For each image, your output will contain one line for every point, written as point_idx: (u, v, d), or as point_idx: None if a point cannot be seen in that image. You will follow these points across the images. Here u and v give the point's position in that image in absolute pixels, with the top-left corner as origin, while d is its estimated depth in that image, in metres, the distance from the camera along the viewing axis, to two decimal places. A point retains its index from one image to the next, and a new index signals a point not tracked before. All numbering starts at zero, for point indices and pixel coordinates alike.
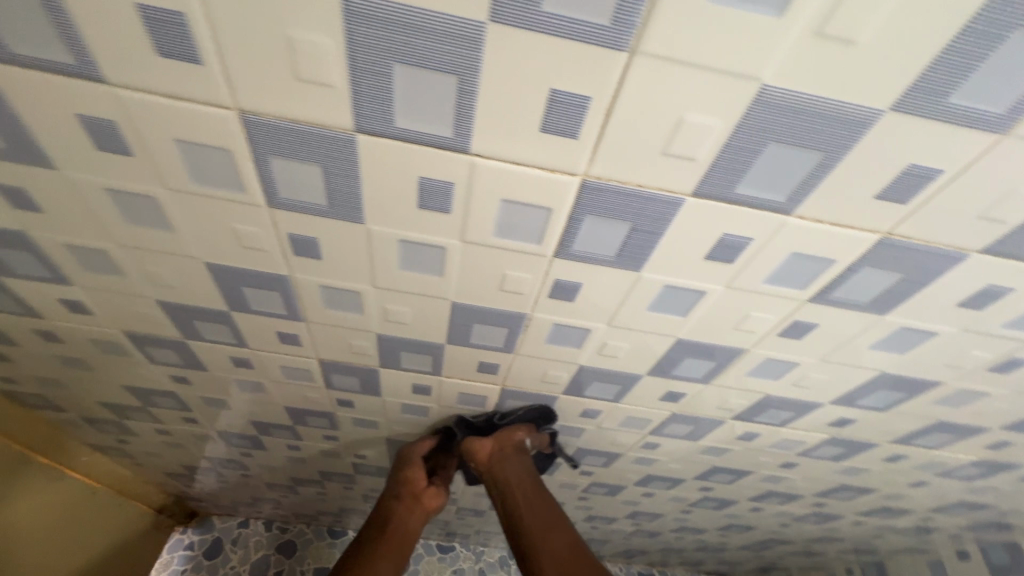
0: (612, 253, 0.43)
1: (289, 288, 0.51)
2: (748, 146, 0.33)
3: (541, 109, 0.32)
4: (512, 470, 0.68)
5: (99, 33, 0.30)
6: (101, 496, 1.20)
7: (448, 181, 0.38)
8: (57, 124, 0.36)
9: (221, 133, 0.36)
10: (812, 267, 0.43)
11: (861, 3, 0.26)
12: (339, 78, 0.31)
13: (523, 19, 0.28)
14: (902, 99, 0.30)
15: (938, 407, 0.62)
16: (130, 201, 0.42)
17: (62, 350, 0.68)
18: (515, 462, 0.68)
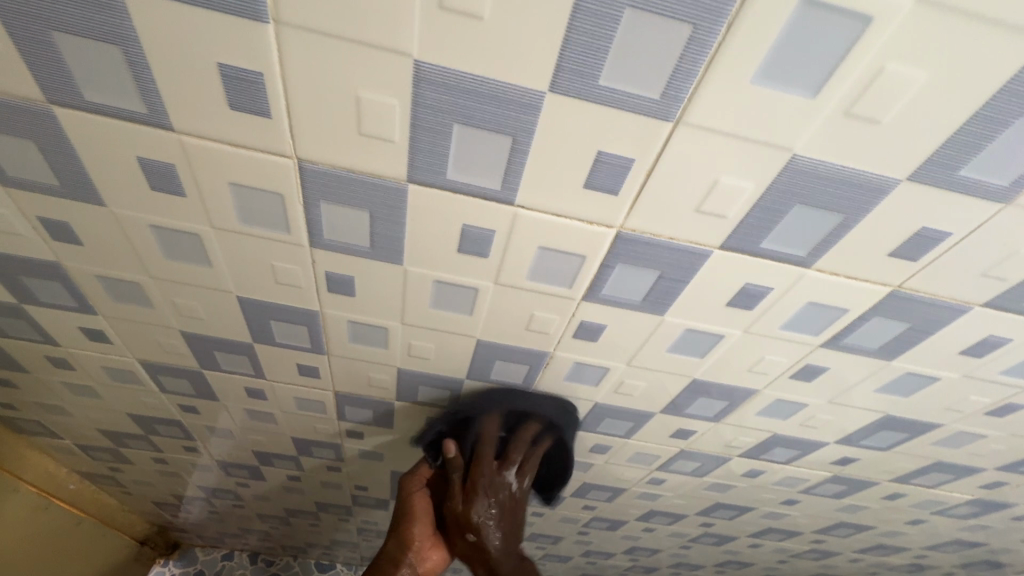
0: (638, 298, 0.45)
1: (317, 323, 0.52)
2: (776, 207, 0.36)
3: (587, 168, 0.34)
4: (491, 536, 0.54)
5: (176, 87, 0.32)
6: (85, 526, 1.15)
7: (490, 229, 0.40)
8: (115, 165, 0.38)
9: (276, 179, 0.37)
10: (826, 315, 0.45)
11: (888, 89, 0.29)
12: (400, 134, 0.33)
13: (580, 90, 0.30)
14: (918, 171, 0.33)
15: (937, 447, 0.64)
16: (173, 237, 0.44)
17: (72, 377, 0.68)
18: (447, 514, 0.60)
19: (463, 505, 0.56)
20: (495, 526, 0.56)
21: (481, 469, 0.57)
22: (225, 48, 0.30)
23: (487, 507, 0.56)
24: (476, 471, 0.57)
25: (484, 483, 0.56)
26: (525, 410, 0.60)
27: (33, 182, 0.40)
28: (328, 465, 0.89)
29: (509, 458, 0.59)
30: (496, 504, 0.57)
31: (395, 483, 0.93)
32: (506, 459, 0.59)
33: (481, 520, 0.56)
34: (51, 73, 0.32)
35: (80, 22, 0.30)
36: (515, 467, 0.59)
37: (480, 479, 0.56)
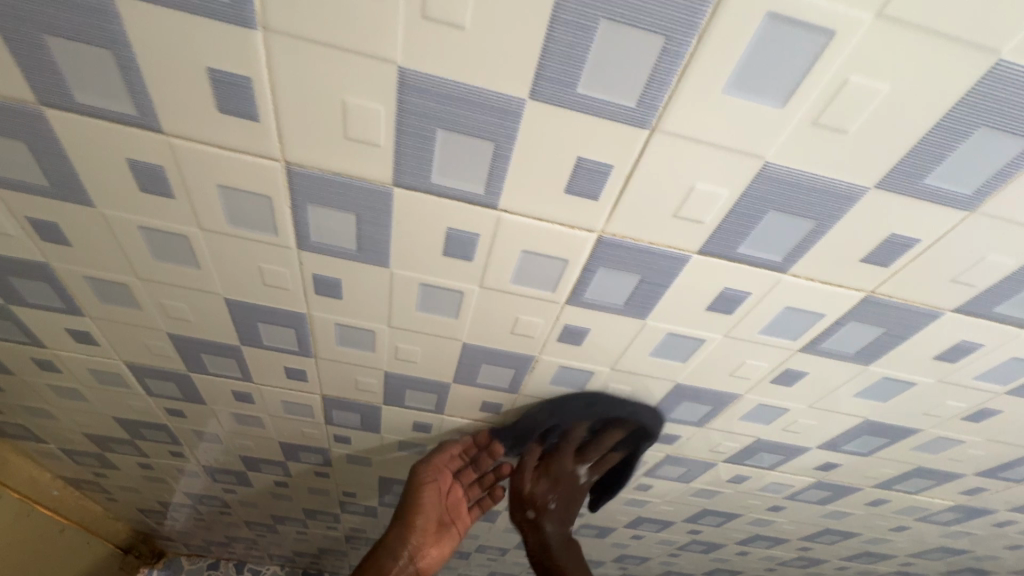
0: (621, 302, 0.46)
1: (305, 326, 0.53)
2: (750, 213, 0.37)
3: (568, 173, 0.35)
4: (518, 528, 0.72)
5: (166, 90, 0.33)
6: (68, 534, 1.14)
7: (475, 233, 0.40)
8: (105, 166, 0.38)
9: (264, 182, 0.38)
10: (803, 320, 0.46)
11: (853, 99, 0.30)
12: (386, 139, 0.34)
13: (559, 98, 0.31)
14: (885, 179, 0.34)
15: (917, 453, 0.65)
16: (162, 238, 0.44)
17: (57, 379, 0.67)
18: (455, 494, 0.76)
19: (529, 493, 0.66)
20: (552, 515, 0.68)
21: (562, 454, 0.66)
22: (215, 54, 0.31)
23: (541, 484, 0.66)
24: (555, 459, 0.66)
25: (562, 469, 0.66)
26: (620, 411, 0.60)
27: (23, 182, 0.40)
28: (316, 470, 0.88)
29: (585, 455, 0.67)
30: (560, 490, 0.67)
31: (383, 489, 0.93)
32: (581, 454, 0.67)
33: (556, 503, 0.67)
34: (43, 75, 0.33)
35: (72, 26, 0.30)
36: (589, 462, 0.67)
37: (558, 465, 0.66)
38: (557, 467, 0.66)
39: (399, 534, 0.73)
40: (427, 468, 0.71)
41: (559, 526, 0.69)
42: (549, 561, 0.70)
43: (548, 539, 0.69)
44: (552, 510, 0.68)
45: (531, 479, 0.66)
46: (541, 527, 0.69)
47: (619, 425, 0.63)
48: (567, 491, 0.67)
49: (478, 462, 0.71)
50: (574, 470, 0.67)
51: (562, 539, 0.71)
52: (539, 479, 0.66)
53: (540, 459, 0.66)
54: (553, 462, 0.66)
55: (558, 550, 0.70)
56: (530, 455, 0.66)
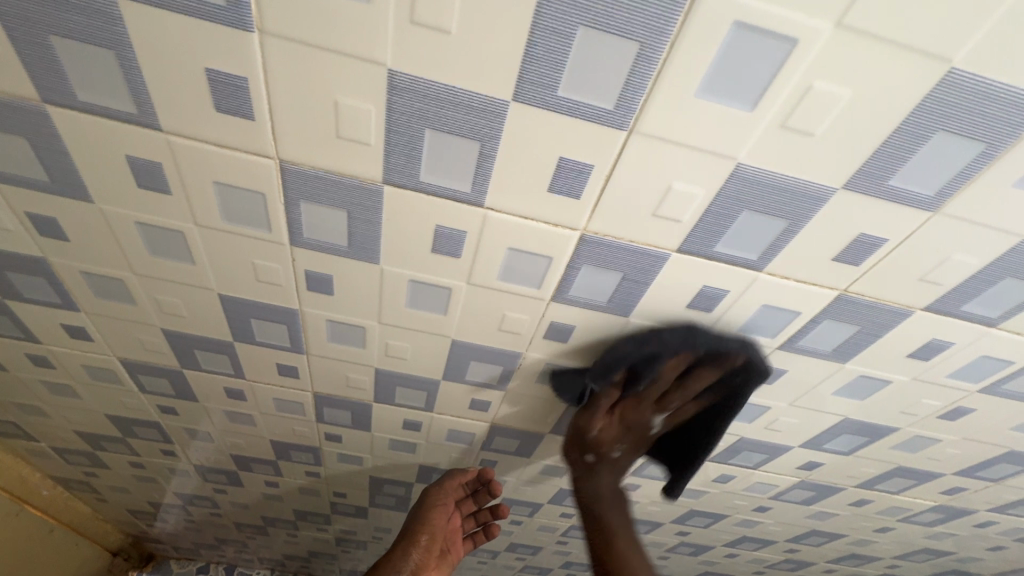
0: (604, 299, 0.47)
1: (297, 322, 0.54)
2: (725, 212, 0.39)
3: (550, 172, 0.37)
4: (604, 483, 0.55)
5: (165, 89, 0.34)
6: (57, 535, 1.13)
7: (462, 230, 0.42)
8: (105, 162, 0.40)
9: (259, 179, 0.40)
10: (780, 317, 0.48)
11: (818, 103, 0.32)
12: (376, 138, 0.36)
13: (541, 99, 0.33)
14: (851, 180, 0.36)
15: (897, 452, 0.67)
16: (158, 234, 0.45)
17: (51, 376, 0.68)
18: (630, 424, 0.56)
19: (598, 436, 0.54)
20: (615, 463, 0.56)
21: (643, 402, 0.53)
22: (213, 55, 0.32)
23: (613, 427, 0.55)
24: (632, 406, 0.54)
25: (639, 418, 0.54)
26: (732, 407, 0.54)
27: (24, 177, 0.42)
28: (307, 470, 0.89)
29: (665, 403, 0.54)
30: (635, 433, 0.55)
31: (373, 489, 0.94)
32: (662, 403, 0.54)
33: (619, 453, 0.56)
34: (46, 73, 0.34)
35: (77, 27, 0.32)
36: (666, 412, 0.55)
37: (633, 415, 0.54)
38: (633, 415, 0.54)
39: (403, 548, 0.76)
40: (438, 490, 0.77)
41: (619, 473, 0.56)
42: (597, 532, 0.52)
43: (609, 488, 0.55)
44: (614, 459, 0.56)
45: (601, 417, 0.54)
46: (602, 474, 0.55)
47: (713, 364, 0.51)
48: (637, 432, 0.55)
49: (477, 496, 0.80)
50: (646, 420, 0.55)
51: (616, 487, 0.55)
52: (642, 406, 0.54)
53: (629, 393, 0.53)
54: (640, 407, 0.54)
55: (611, 500, 0.54)
56: (629, 399, 0.53)
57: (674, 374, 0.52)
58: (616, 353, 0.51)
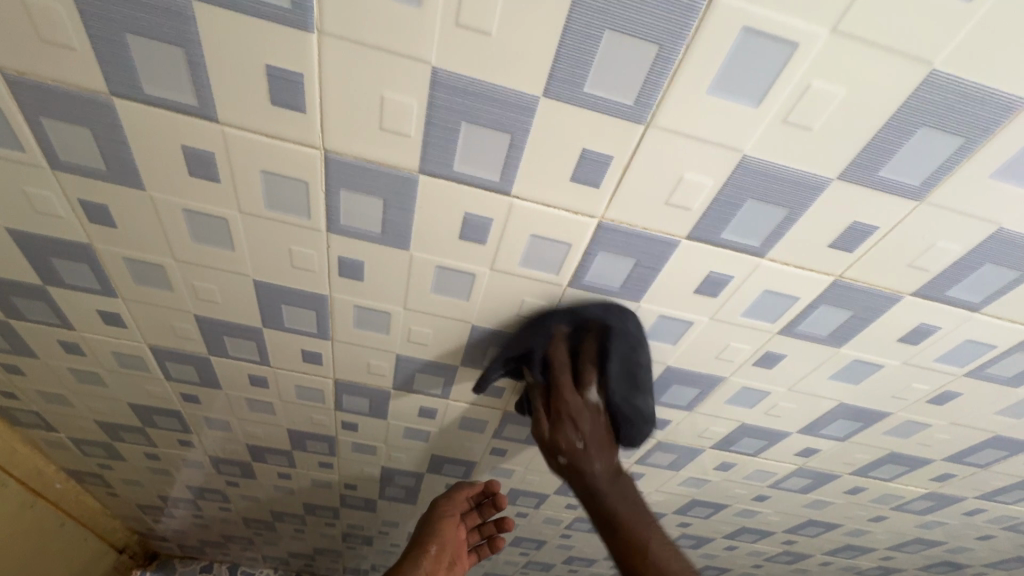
0: (618, 285, 0.51)
1: (325, 307, 0.57)
2: (732, 201, 0.42)
3: (573, 163, 0.41)
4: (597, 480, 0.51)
5: (227, 84, 0.38)
6: (67, 529, 1.15)
7: (489, 218, 0.45)
8: (160, 152, 0.43)
9: (304, 168, 0.43)
10: (780, 303, 0.51)
11: (816, 100, 0.35)
12: (416, 130, 0.39)
13: (569, 95, 0.37)
14: (846, 171, 0.40)
15: (889, 437, 0.71)
16: (203, 221, 0.48)
17: (80, 363, 0.71)
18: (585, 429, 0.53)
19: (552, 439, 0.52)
20: (589, 455, 0.51)
21: (561, 387, 0.52)
22: (273, 52, 0.36)
23: (566, 426, 0.52)
24: (558, 394, 0.52)
25: (573, 403, 0.52)
26: (637, 357, 0.53)
27: (82, 166, 0.45)
28: (321, 461, 0.91)
29: (588, 375, 0.53)
30: (588, 415, 0.52)
31: (384, 480, 0.96)
32: (581, 380, 0.53)
33: (584, 442, 0.51)
34: (118, 68, 0.38)
35: (151, 26, 0.35)
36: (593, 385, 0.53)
37: (563, 404, 0.52)
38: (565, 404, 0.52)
39: (414, 558, 0.77)
40: (447, 501, 0.81)
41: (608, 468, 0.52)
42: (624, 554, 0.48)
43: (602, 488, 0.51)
44: (585, 450, 0.52)
45: (541, 416, 0.53)
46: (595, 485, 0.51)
47: (586, 329, 0.53)
48: (587, 420, 0.52)
49: (482, 508, 0.85)
50: (588, 397, 0.53)
51: (611, 478, 0.52)
52: (568, 393, 0.52)
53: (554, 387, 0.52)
54: (569, 388, 0.52)
55: (611, 496, 0.51)
56: (538, 386, 0.55)
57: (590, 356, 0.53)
58: (541, 343, 0.54)
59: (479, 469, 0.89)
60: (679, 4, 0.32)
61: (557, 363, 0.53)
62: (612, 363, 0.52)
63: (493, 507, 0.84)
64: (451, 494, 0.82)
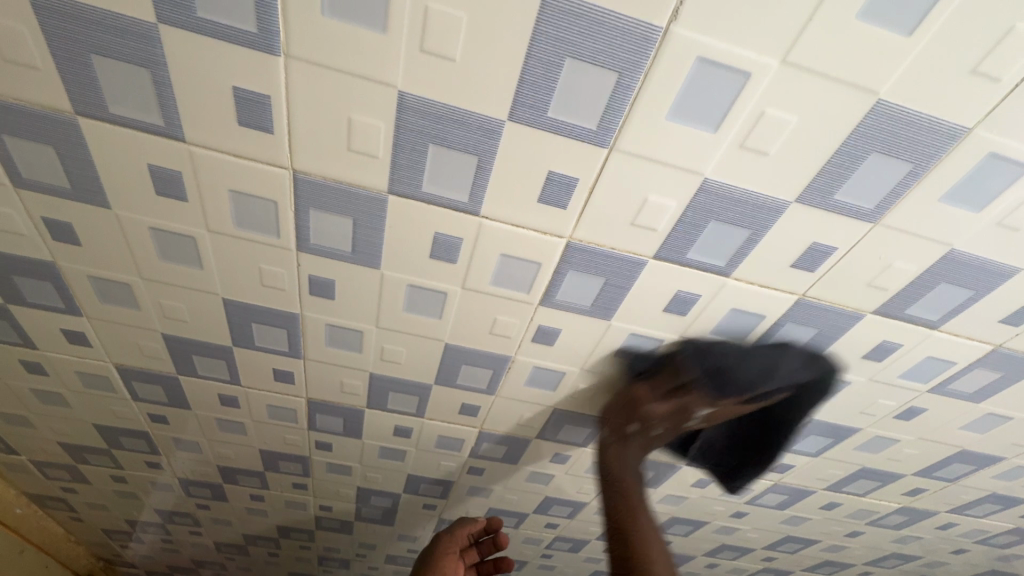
0: (588, 304, 0.51)
1: (296, 326, 0.57)
2: (695, 222, 0.43)
3: (540, 185, 0.41)
4: (635, 457, 0.62)
5: (194, 105, 0.38)
6: (27, 556, 1.10)
7: (459, 238, 0.46)
8: (126, 170, 0.43)
9: (273, 188, 0.43)
10: (748, 320, 0.52)
11: (769, 128, 0.37)
12: (384, 152, 0.40)
13: (533, 119, 0.37)
14: (803, 194, 0.41)
15: (861, 452, 0.72)
16: (171, 239, 0.48)
17: (43, 384, 0.69)
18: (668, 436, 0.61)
19: (649, 412, 0.58)
20: (659, 438, 0.62)
21: (658, 390, 0.57)
22: (240, 75, 0.36)
23: (668, 409, 0.57)
24: (695, 397, 0.56)
25: (694, 406, 0.57)
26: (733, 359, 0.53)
27: (46, 184, 0.44)
28: (294, 482, 0.90)
29: (726, 396, 0.56)
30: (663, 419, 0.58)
31: (360, 500, 0.94)
32: (676, 390, 0.56)
33: (663, 430, 0.60)
34: (83, 88, 0.38)
35: (117, 48, 0.35)
36: (679, 396, 0.56)
37: (638, 402, 0.59)
38: (692, 403, 0.56)
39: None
40: (447, 538, 0.82)
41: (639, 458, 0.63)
42: (626, 532, 0.56)
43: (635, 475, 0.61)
44: (654, 434, 0.61)
45: (660, 400, 0.57)
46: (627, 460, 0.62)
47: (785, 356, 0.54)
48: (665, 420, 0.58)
49: (482, 546, 0.85)
50: (695, 411, 0.57)
51: (640, 459, 0.62)
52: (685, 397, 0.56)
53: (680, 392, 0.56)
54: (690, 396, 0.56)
55: (637, 493, 0.59)
56: (686, 395, 0.56)
57: (721, 361, 0.54)
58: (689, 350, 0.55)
59: (457, 489, 0.88)
60: (637, 34, 0.33)
61: (711, 363, 0.54)
62: (729, 375, 0.54)
63: (493, 545, 0.85)
64: (453, 530, 0.83)
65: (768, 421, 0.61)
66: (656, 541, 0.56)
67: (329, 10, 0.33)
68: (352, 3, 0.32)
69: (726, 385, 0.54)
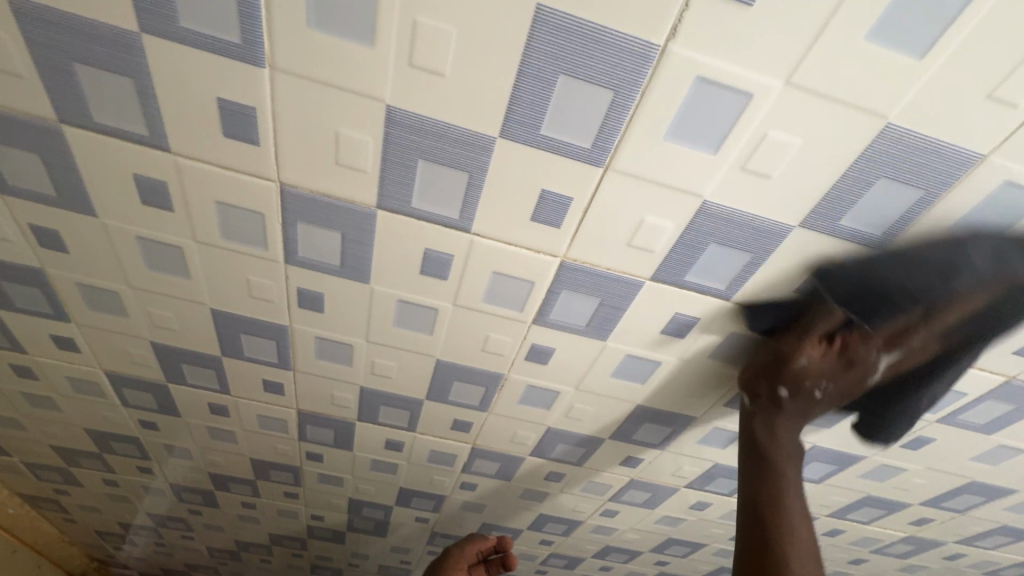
0: (583, 324, 0.50)
1: (286, 338, 0.55)
2: (694, 245, 0.42)
3: (533, 203, 0.40)
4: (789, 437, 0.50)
5: (178, 116, 0.37)
6: (19, 556, 1.10)
7: (450, 254, 0.45)
8: (111, 179, 0.42)
9: (259, 200, 0.42)
10: (749, 345, 0.51)
11: (771, 151, 0.35)
12: (372, 166, 0.39)
13: (525, 137, 0.36)
14: (806, 219, 0.39)
15: (865, 480, 0.69)
16: (157, 248, 0.47)
17: (33, 387, 0.68)
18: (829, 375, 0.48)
19: (804, 366, 0.47)
20: (801, 408, 0.50)
21: (806, 337, 0.46)
22: (225, 86, 0.35)
23: (824, 359, 0.47)
24: (855, 336, 0.45)
25: (862, 355, 0.46)
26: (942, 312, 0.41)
27: (31, 191, 0.43)
28: (286, 491, 0.88)
29: (903, 338, 0.43)
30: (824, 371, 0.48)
31: (352, 511, 0.93)
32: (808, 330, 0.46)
33: (822, 392, 0.49)
34: (65, 96, 0.37)
35: (99, 57, 0.35)
36: (819, 344, 0.47)
37: (857, 347, 0.46)
38: (856, 352, 0.46)
39: None
40: (456, 551, 0.82)
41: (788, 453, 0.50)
42: (768, 526, 0.45)
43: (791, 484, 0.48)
44: (812, 399, 0.50)
45: (814, 344, 0.46)
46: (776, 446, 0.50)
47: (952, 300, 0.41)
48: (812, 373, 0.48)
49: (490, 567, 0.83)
50: (867, 360, 0.47)
51: (783, 436, 0.50)
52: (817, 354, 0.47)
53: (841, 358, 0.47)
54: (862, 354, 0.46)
55: (792, 455, 0.50)
56: (852, 335, 0.46)
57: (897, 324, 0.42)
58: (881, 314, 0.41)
59: (450, 503, 0.86)
60: (633, 51, 0.31)
61: (911, 306, 0.40)
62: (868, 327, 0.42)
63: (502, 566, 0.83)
64: (463, 546, 0.82)
65: (866, 425, 0.55)
66: (805, 532, 0.44)
67: (314, 22, 0.31)
68: (338, 16, 0.31)
69: (853, 362, 0.47)
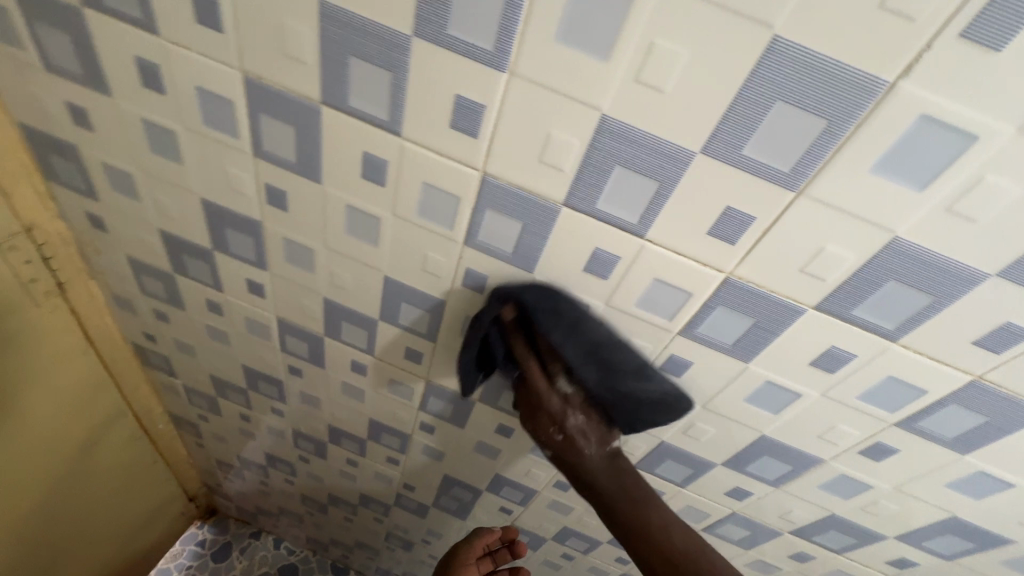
0: (728, 342, 0.51)
1: (440, 312, 0.62)
2: (871, 280, 0.42)
3: (714, 218, 0.42)
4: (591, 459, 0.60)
5: (418, 107, 0.44)
6: (156, 467, 1.25)
7: (617, 256, 0.48)
8: (344, 154, 0.50)
9: (461, 185, 0.48)
10: (905, 393, 0.49)
11: (984, 195, 0.35)
12: (571, 167, 0.43)
13: (724, 154, 0.39)
14: (1006, 269, 0.38)
15: (1006, 568, 0.63)
16: (359, 217, 0.55)
17: (216, 322, 0.80)
18: (566, 421, 0.59)
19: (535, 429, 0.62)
20: (569, 446, 0.60)
21: (538, 386, 0.57)
22: (465, 85, 0.41)
23: (549, 417, 0.59)
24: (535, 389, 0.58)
25: (547, 397, 0.58)
26: (609, 349, 0.54)
27: (277, 157, 0.53)
28: (389, 455, 0.96)
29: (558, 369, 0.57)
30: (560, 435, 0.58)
31: (442, 487, 0.99)
32: (551, 376, 0.58)
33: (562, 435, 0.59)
34: (334, 82, 0.45)
35: (371, 52, 0.42)
36: (562, 377, 0.58)
37: (544, 400, 0.58)
38: (546, 400, 0.58)
39: None
40: (466, 546, 0.83)
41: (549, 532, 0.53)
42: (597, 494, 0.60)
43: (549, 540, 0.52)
44: (564, 439, 0.60)
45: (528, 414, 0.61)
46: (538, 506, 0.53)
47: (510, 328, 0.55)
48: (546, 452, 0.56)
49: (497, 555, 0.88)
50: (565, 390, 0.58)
51: (604, 459, 0.61)
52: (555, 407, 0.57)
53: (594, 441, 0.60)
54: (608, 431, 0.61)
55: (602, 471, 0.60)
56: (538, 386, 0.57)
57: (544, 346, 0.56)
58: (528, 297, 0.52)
59: (538, 499, 0.89)
60: (860, 84, 0.33)
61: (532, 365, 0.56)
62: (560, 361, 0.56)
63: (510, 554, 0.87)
64: (471, 539, 0.84)
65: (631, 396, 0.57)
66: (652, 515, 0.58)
67: (562, 38, 0.36)
68: (585, 33, 0.36)
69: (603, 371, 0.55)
